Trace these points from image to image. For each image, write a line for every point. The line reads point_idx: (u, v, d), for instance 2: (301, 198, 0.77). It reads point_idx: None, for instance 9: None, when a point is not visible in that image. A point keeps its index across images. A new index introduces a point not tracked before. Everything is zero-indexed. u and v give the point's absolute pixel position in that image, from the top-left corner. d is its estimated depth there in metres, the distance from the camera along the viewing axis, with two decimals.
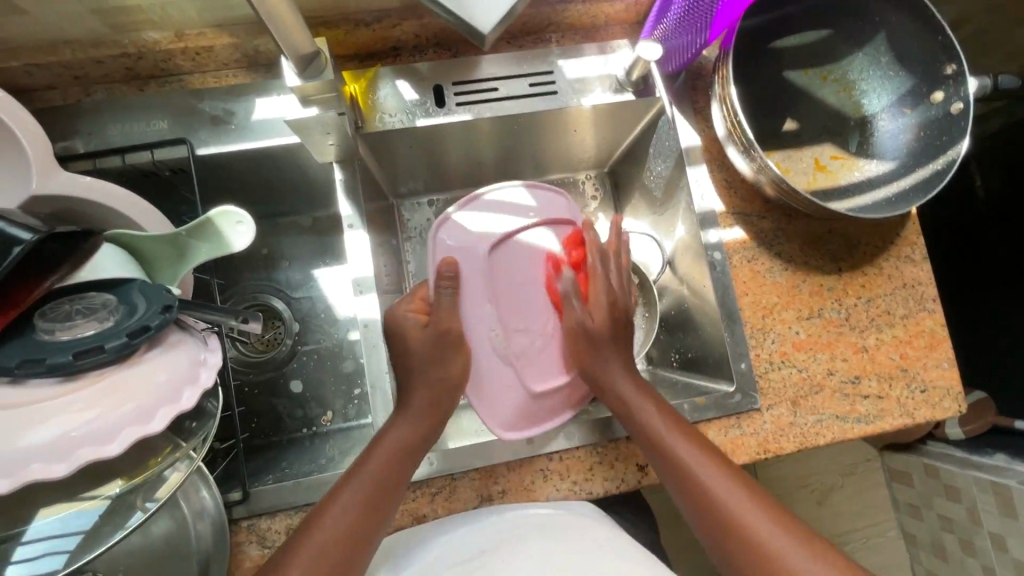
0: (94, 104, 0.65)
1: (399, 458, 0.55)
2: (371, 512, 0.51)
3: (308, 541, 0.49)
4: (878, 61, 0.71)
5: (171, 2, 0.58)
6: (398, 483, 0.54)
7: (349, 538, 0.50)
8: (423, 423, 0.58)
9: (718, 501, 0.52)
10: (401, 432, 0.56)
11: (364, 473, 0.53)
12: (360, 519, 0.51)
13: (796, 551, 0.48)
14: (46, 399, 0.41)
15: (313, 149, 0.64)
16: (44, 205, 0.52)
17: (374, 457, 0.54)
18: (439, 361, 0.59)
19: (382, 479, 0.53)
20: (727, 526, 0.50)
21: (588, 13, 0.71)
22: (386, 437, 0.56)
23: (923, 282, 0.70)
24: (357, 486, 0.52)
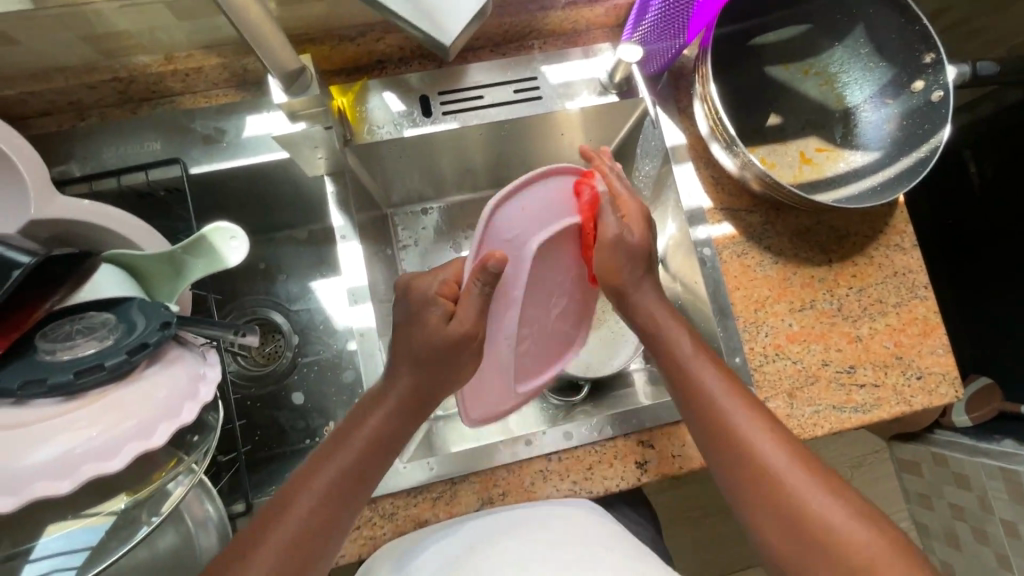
0: (89, 128, 0.66)
1: (376, 448, 0.53)
2: (342, 505, 0.50)
3: (270, 537, 0.47)
4: (858, 54, 0.72)
5: (160, 26, 0.60)
6: (369, 476, 0.53)
7: (316, 529, 0.49)
8: (406, 412, 0.55)
9: (740, 434, 0.52)
10: (384, 419, 0.54)
11: (337, 462, 0.51)
12: (327, 513, 0.49)
13: (808, 487, 0.49)
14: (48, 418, 0.42)
15: (303, 163, 0.66)
16: (43, 228, 0.54)
17: (350, 444, 0.53)
18: (453, 365, 0.54)
19: (358, 469, 0.52)
20: (747, 459, 0.51)
21: (568, 18, 0.72)
22: (363, 427, 0.54)
23: (914, 270, 0.70)
24: (326, 477, 0.50)
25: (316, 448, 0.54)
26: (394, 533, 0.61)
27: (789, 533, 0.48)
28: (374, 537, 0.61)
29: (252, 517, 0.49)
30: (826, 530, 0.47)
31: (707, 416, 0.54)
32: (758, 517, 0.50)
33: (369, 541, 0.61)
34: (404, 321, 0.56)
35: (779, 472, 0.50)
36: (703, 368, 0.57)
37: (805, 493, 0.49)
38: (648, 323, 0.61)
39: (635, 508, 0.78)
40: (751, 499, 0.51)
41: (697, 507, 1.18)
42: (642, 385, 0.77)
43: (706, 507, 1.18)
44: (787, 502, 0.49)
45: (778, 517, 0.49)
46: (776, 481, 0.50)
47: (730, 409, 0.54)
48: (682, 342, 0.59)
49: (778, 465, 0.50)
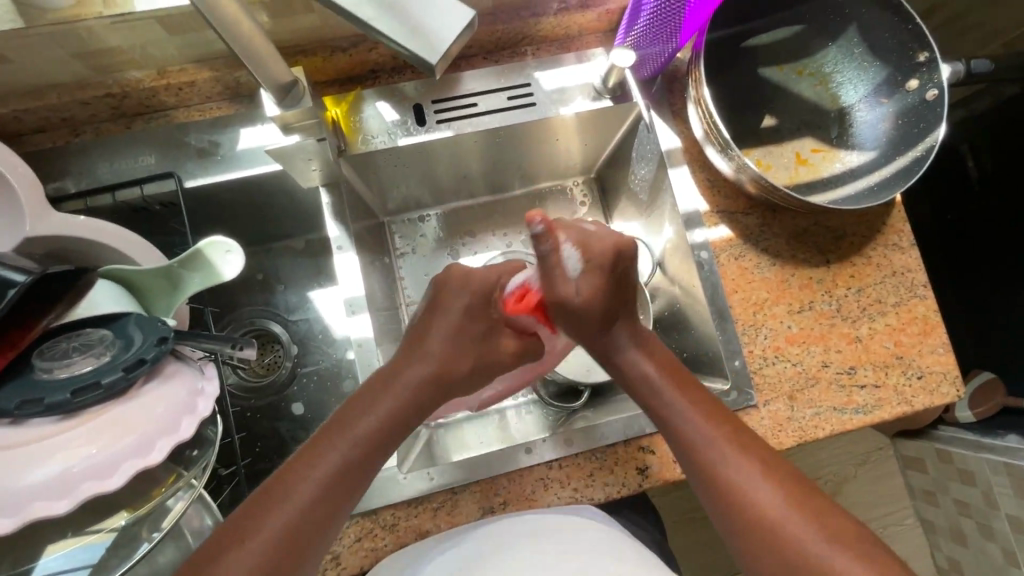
0: (84, 144, 0.66)
1: (382, 438, 0.51)
2: (345, 498, 0.48)
3: (265, 525, 0.44)
4: (851, 54, 0.72)
5: (150, 41, 0.60)
6: (371, 466, 0.50)
7: (319, 516, 0.46)
8: (417, 402, 0.54)
9: (716, 468, 0.52)
10: (389, 408, 0.52)
11: (340, 449, 0.48)
12: (327, 506, 0.46)
13: (786, 512, 0.48)
14: (46, 437, 0.41)
15: (297, 175, 0.66)
16: (39, 245, 0.54)
17: (355, 430, 0.50)
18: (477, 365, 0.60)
19: (362, 461, 0.49)
20: (742, 505, 0.50)
21: (561, 24, 0.72)
22: (369, 417, 0.51)
23: (913, 269, 0.70)
24: (324, 466, 0.47)
25: (317, 429, 0.51)
26: (396, 544, 0.61)
27: (768, 561, 0.48)
28: (375, 548, 0.61)
29: (245, 500, 0.46)
30: (807, 555, 0.46)
31: (681, 446, 0.54)
32: (740, 541, 0.49)
33: (370, 552, 0.60)
34: (452, 308, 0.58)
35: (756, 498, 0.49)
36: (678, 396, 0.56)
37: (779, 511, 0.48)
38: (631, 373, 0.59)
39: (639, 511, 0.78)
40: (732, 528, 0.50)
41: (701, 508, 1.18)
42: None
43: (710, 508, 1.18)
44: (764, 530, 0.48)
45: (759, 543, 0.48)
46: (756, 506, 0.49)
47: (704, 437, 0.53)
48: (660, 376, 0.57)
49: (756, 492, 0.49)
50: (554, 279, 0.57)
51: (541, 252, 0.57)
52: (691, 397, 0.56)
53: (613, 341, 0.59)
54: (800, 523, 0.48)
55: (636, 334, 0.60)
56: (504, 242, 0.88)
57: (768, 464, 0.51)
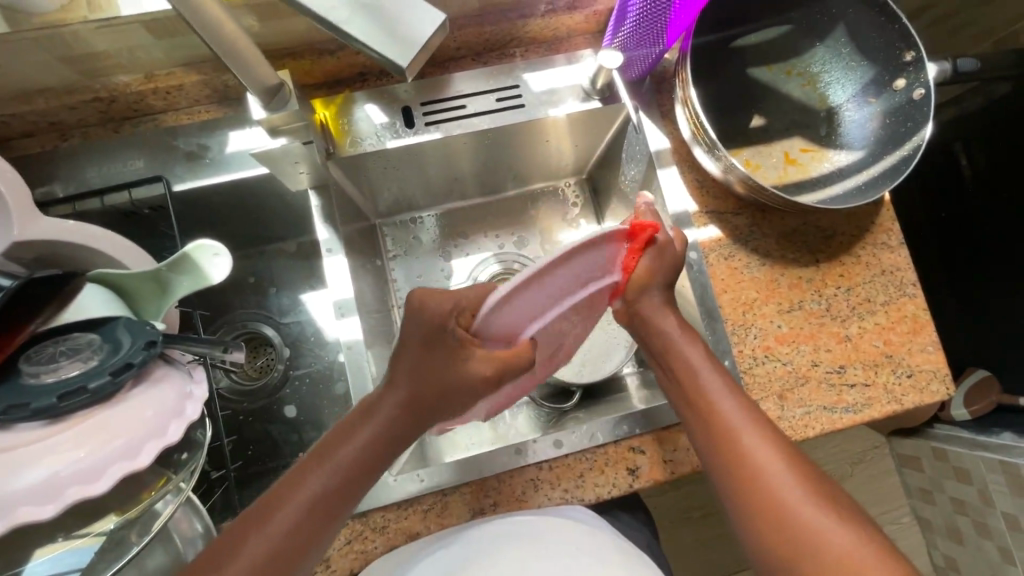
0: (72, 148, 0.66)
1: (368, 462, 0.51)
2: (324, 518, 0.48)
3: (247, 547, 0.45)
4: (839, 53, 0.72)
5: (137, 45, 0.60)
6: (351, 486, 0.50)
7: (301, 537, 0.47)
8: (400, 429, 0.52)
9: (736, 444, 0.52)
10: (367, 438, 0.51)
11: (321, 476, 0.49)
12: (307, 531, 0.47)
13: (795, 492, 0.49)
14: (33, 441, 0.42)
15: (285, 178, 0.67)
16: (26, 250, 0.52)
17: (334, 458, 0.50)
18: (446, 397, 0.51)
19: (342, 488, 0.49)
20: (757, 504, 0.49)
21: (549, 26, 0.72)
22: (348, 445, 0.50)
23: (902, 267, 0.70)
24: (304, 494, 0.48)
25: (303, 454, 0.51)
26: (387, 546, 0.61)
27: (770, 538, 0.48)
28: (365, 551, 0.61)
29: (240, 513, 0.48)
30: (814, 542, 0.46)
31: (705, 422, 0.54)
32: (749, 526, 0.49)
33: (361, 554, 0.60)
34: (413, 343, 0.51)
35: (769, 476, 0.50)
36: (714, 385, 0.55)
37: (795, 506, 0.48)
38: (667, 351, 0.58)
39: (632, 512, 0.78)
40: (745, 516, 0.50)
41: (697, 508, 1.18)
42: (635, 390, 0.77)
43: (706, 508, 1.18)
44: (770, 507, 0.49)
45: (763, 520, 0.49)
46: (767, 482, 0.49)
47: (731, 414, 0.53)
48: (693, 364, 0.56)
49: (769, 472, 0.50)
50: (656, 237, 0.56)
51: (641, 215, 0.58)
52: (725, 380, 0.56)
53: (654, 310, 0.58)
54: (808, 504, 0.48)
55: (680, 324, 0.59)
56: (497, 243, 0.88)
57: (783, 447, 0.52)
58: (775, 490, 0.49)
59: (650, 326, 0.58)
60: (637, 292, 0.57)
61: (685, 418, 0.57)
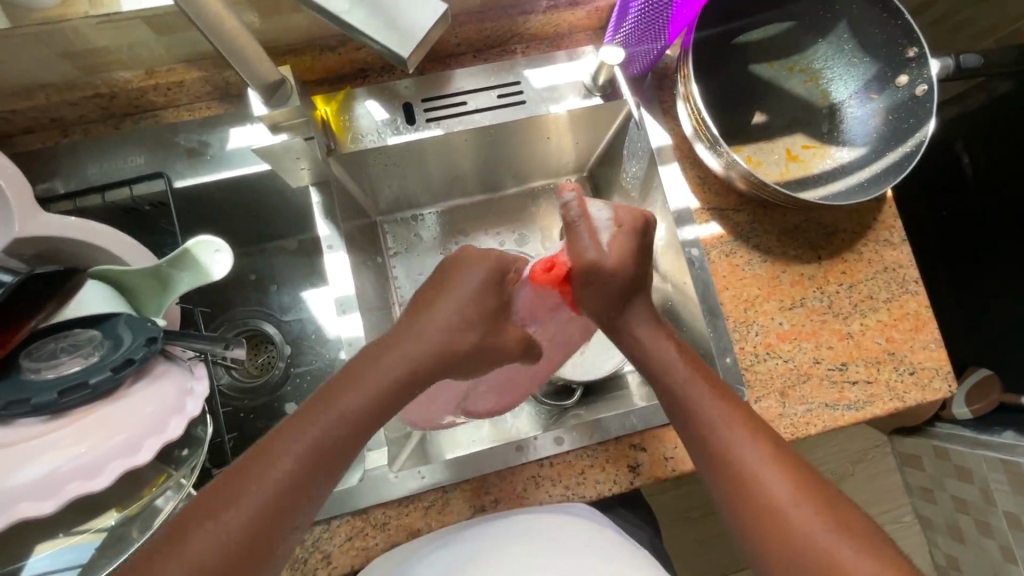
0: (73, 144, 0.66)
1: (360, 425, 0.46)
2: (321, 476, 0.44)
3: (218, 521, 0.40)
4: (842, 50, 0.71)
5: (138, 41, 0.60)
6: (354, 444, 0.46)
7: (297, 496, 0.42)
8: (398, 391, 0.48)
9: (735, 458, 0.51)
10: (377, 391, 0.47)
11: (320, 430, 0.44)
12: (288, 505, 0.42)
13: (797, 504, 0.48)
14: (33, 437, 0.41)
15: (287, 175, 0.67)
16: (28, 246, 0.52)
17: (318, 425, 0.45)
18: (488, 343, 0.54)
19: (342, 446, 0.45)
20: (757, 509, 0.49)
21: (550, 22, 0.72)
22: (349, 397, 0.46)
23: (904, 265, 0.70)
24: (286, 461, 0.42)
25: (281, 420, 0.46)
26: (387, 543, 0.61)
27: (773, 552, 0.47)
28: (366, 548, 0.60)
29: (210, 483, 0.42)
30: (813, 546, 0.46)
31: (698, 436, 0.53)
32: (749, 531, 0.49)
33: (361, 551, 0.60)
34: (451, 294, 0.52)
35: (768, 488, 0.49)
36: (705, 391, 0.55)
37: (792, 510, 0.47)
38: (647, 357, 0.58)
39: (633, 510, 0.78)
40: (744, 523, 0.49)
41: (698, 507, 1.18)
42: (636, 387, 0.77)
43: (707, 507, 1.18)
44: (771, 520, 0.48)
45: (764, 533, 0.48)
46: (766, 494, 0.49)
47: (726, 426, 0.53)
48: (680, 368, 0.56)
49: (770, 484, 0.49)
50: (579, 242, 0.56)
51: (571, 218, 0.56)
52: (716, 391, 0.55)
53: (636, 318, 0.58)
54: (811, 517, 0.47)
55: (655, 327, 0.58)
56: (498, 241, 0.88)
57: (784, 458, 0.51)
58: (775, 504, 0.48)
59: (634, 332, 0.58)
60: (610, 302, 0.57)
61: (676, 423, 0.56)
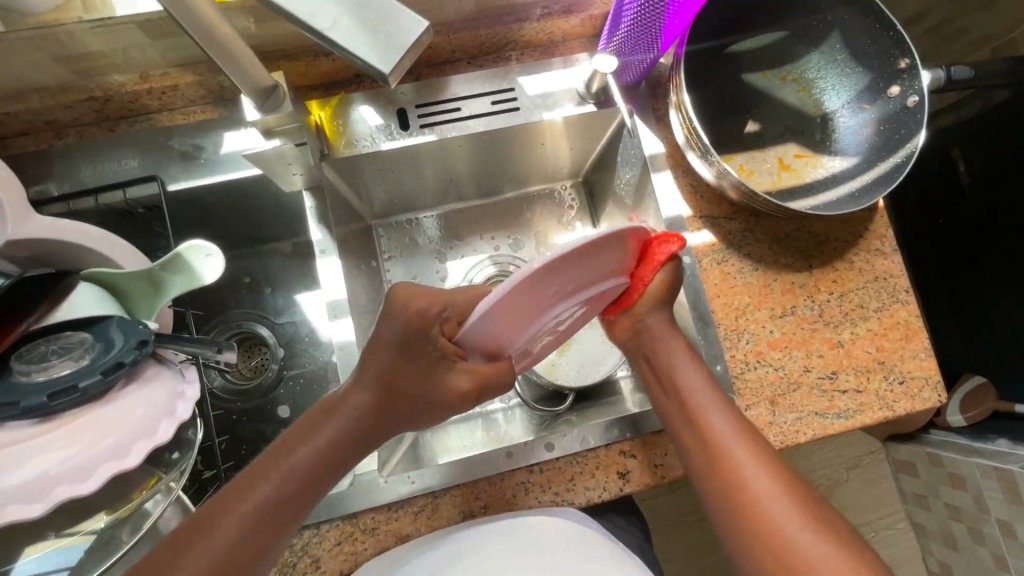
0: (67, 147, 0.66)
1: (329, 459, 0.51)
2: (285, 514, 0.48)
3: (200, 547, 0.45)
4: (834, 60, 0.72)
5: (132, 45, 0.60)
6: (316, 485, 0.50)
7: (259, 535, 0.47)
8: (362, 429, 0.52)
9: (740, 475, 0.51)
10: (335, 436, 0.51)
11: (283, 472, 0.49)
12: (260, 533, 0.47)
13: (798, 525, 0.48)
14: (22, 439, 0.42)
15: (279, 180, 0.66)
16: (23, 248, 0.52)
17: (287, 461, 0.49)
18: (425, 391, 0.52)
19: (302, 487, 0.49)
20: (746, 512, 0.50)
21: (544, 30, 0.72)
22: (308, 441, 0.50)
23: (895, 274, 0.71)
24: (258, 494, 0.47)
25: (257, 456, 0.51)
26: (376, 548, 0.61)
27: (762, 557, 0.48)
28: (355, 552, 0.61)
29: (197, 508, 0.47)
30: (796, 553, 0.47)
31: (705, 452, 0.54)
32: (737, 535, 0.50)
33: (350, 556, 0.61)
34: (388, 343, 0.51)
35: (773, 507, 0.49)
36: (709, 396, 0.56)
37: (782, 516, 0.49)
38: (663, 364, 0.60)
39: (625, 514, 0.78)
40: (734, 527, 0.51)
41: (692, 512, 1.18)
42: (629, 393, 0.78)
43: (700, 512, 1.18)
44: (767, 537, 0.48)
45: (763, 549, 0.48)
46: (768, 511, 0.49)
47: (731, 443, 0.53)
48: (690, 375, 0.58)
49: (768, 499, 0.50)
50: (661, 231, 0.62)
51: None
52: (726, 409, 0.56)
53: (662, 336, 0.61)
54: (811, 540, 0.47)
55: (688, 348, 0.60)
56: (493, 246, 0.88)
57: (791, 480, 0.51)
58: (778, 523, 0.49)
59: (664, 342, 0.60)
60: (647, 309, 0.61)
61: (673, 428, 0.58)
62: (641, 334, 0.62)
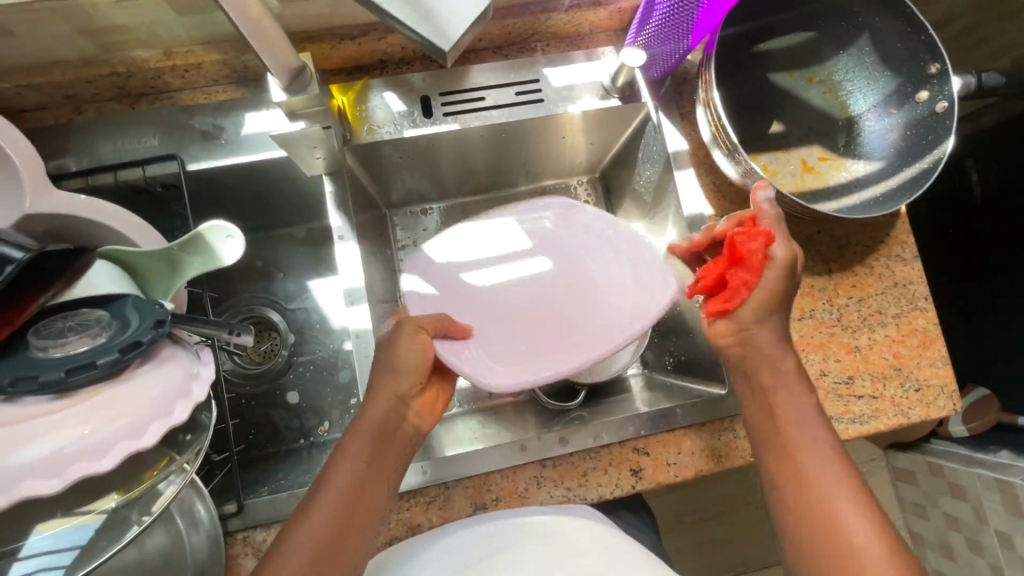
0: (86, 122, 0.65)
1: (375, 445, 0.54)
2: (357, 504, 0.51)
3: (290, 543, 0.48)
4: (863, 63, 0.71)
5: (160, 21, 0.59)
6: (378, 472, 0.53)
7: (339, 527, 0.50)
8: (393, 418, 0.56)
9: (820, 485, 0.53)
10: (377, 426, 0.54)
11: (347, 468, 0.52)
12: (343, 523, 0.50)
13: (864, 533, 0.50)
14: (40, 415, 0.41)
15: (301, 162, 0.65)
16: (42, 221, 0.52)
17: (349, 455, 0.53)
18: (392, 355, 0.57)
19: (365, 477, 0.52)
20: (818, 519, 0.52)
21: (572, 21, 0.72)
22: (356, 433, 0.54)
23: (915, 281, 0.70)
24: (328, 493, 0.51)
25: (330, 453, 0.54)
26: (386, 536, 0.61)
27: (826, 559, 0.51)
28: None
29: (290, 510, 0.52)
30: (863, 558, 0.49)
31: (789, 460, 0.55)
32: (802, 536, 0.53)
33: None
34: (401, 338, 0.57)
35: (845, 520, 0.51)
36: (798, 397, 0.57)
37: (853, 526, 0.51)
38: (750, 361, 0.59)
39: (632, 512, 0.78)
40: (801, 526, 0.53)
41: (691, 512, 1.18)
42: (639, 392, 0.78)
43: (699, 513, 1.18)
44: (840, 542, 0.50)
45: (830, 559, 0.50)
46: (846, 524, 0.51)
47: (812, 447, 0.55)
48: (782, 373, 0.57)
49: (840, 507, 0.52)
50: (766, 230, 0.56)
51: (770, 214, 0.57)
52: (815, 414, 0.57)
53: (772, 345, 0.58)
54: (880, 555, 0.49)
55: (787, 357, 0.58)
56: None
57: (863, 495, 0.53)
58: (844, 529, 0.51)
59: (768, 355, 0.58)
60: (756, 318, 0.57)
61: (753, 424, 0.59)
62: (747, 345, 0.59)
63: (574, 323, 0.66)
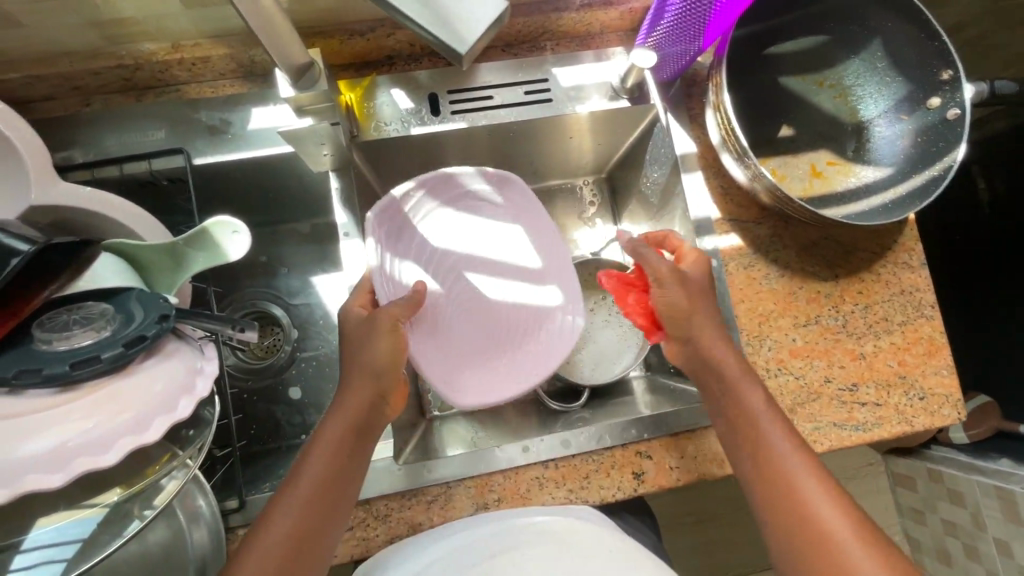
0: (93, 114, 0.65)
1: (355, 438, 0.53)
2: (338, 493, 0.51)
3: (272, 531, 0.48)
4: (875, 68, 0.71)
5: (168, 13, 0.59)
6: (356, 462, 0.53)
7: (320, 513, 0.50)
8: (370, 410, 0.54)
9: (790, 483, 0.53)
10: (353, 417, 0.53)
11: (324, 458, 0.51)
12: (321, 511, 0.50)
13: (837, 528, 0.50)
14: (43, 409, 0.41)
15: (308, 159, 0.65)
16: (50, 212, 0.52)
17: (327, 445, 0.52)
18: (366, 341, 0.55)
19: (343, 466, 0.52)
20: (790, 514, 0.52)
21: (582, 20, 0.71)
22: (335, 422, 0.53)
23: (921, 288, 0.70)
24: (305, 486, 0.50)
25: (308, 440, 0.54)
26: (387, 535, 0.61)
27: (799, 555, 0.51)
28: (366, 539, 0.60)
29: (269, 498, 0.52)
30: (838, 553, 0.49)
31: (757, 459, 0.55)
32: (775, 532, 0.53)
33: (362, 542, 0.60)
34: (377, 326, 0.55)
35: (817, 515, 0.51)
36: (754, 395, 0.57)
37: (829, 522, 0.51)
38: (704, 357, 0.59)
39: (631, 514, 0.78)
40: (773, 523, 0.53)
41: (689, 514, 1.18)
42: (641, 394, 0.78)
43: (698, 515, 1.18)
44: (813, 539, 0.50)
45: (807, 554, 0.50)
46: (817, 518, 0.51)
47: (775, 444, 0.55)
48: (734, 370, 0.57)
49: (813, 503, 0.52)
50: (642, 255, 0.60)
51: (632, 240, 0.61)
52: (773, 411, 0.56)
53: (714, 337, 0.58)
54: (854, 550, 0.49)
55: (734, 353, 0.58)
56: None
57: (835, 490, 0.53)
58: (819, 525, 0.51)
59: (709, 351, 0.58)
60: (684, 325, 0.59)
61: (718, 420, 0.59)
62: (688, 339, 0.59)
63: (522, 337, 0.68)
